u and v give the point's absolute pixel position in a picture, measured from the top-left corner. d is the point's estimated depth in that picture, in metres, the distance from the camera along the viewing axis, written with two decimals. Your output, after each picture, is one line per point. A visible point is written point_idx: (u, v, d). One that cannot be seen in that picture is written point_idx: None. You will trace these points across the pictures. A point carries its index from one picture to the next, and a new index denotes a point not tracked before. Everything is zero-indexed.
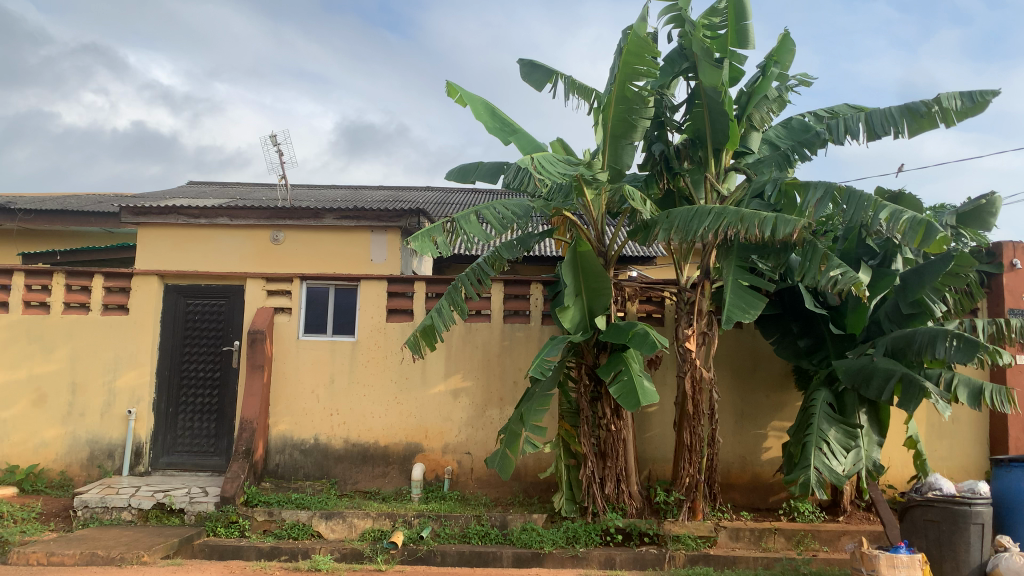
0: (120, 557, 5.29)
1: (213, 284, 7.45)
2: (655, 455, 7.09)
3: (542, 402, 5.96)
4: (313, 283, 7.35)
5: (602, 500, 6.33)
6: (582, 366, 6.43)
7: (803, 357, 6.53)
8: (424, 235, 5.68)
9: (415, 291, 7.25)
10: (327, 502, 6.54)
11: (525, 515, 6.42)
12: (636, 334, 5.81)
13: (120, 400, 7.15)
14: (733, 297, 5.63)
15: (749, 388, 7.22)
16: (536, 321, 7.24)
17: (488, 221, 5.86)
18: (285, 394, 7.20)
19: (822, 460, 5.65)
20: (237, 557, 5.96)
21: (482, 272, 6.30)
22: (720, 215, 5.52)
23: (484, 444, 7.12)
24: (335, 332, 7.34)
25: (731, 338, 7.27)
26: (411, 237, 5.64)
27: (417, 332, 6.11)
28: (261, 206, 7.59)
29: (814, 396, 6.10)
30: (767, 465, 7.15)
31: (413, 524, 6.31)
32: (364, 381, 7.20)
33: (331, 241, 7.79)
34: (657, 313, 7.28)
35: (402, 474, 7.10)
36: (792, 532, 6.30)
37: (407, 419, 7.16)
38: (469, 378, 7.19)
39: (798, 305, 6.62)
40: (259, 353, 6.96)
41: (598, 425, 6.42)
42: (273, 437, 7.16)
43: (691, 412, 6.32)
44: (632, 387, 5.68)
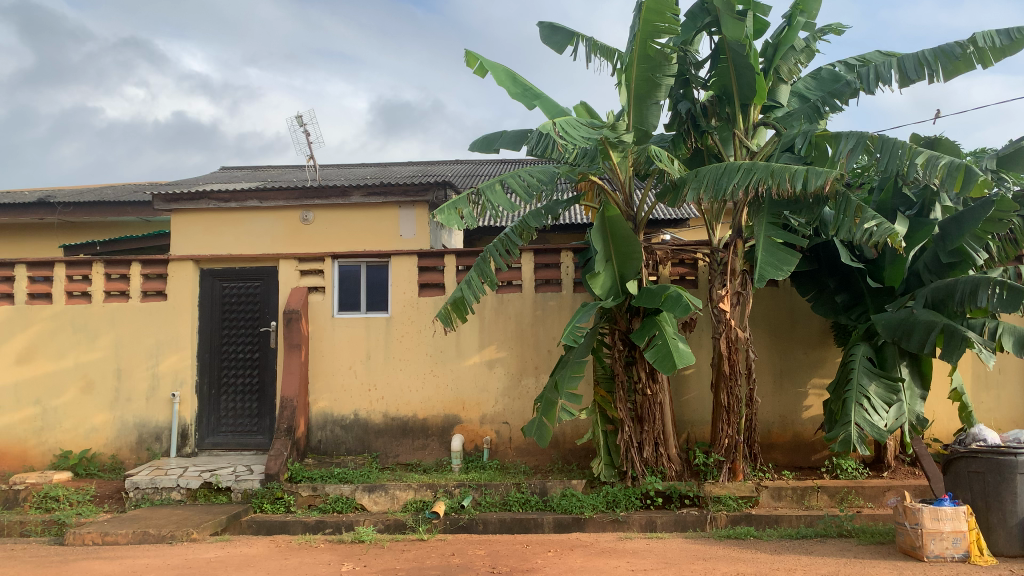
0: (171, 534, 5.39)
1: (248, 266, 7.53)
2: (694, 419, 7.05)
3: (577, 369, 5.97)
4: (344, 261, 7.39)
5: (641, 465, 6.33)
6: (615, 332, 6.40)
7: (841, 313, 6.42)
8: (450, 207, 5.63)
9: (445, 265, 7.26)
10: (369, 475, 6.65)
11: (565, 482, 6.44)
12: (669, 298, 5.75)
13: (164, 384, 7.32)
14: (764, 254, 5.48)
15: (786, 346, 7.13)
16: (568, 289, 7.20)
17: (514, 190, 5.83)
18: (323, 371, 7.30)
19: (863, 417, 5.60)
20: (283, 532, 6.11)
21: (511, 242, 6.29)
22: (749, 171, 5.44)
23: (521, 413, 7.15)
24: (369, 308, 7.40)
25: (767, 297, 7.17)
26: (437, 210, 5.58)
27: (448, 305, 6.14)
28: (290, 187, 7.60)
29: (852, 351, 6.00)
30: (808, 423, 7.07)
31: (454, 494, 6.37)
32: (400, 356, 7.26)
33: (360, 218, 7.79)
34: (690, 276, 7.18)
35: (442, 445, 7.18)
36: (835, 489, 6.24)
37: (444, 392, 7.21)
38: (503, 349, 7.21)
39: (835, 261, 6.48)
40: (296, 332, 7.05)
41: (633, 389, 6.42)
42: (314, 414, 7.27)
43: (727, 373, 6.27)
44: (667, 351, 5.65)
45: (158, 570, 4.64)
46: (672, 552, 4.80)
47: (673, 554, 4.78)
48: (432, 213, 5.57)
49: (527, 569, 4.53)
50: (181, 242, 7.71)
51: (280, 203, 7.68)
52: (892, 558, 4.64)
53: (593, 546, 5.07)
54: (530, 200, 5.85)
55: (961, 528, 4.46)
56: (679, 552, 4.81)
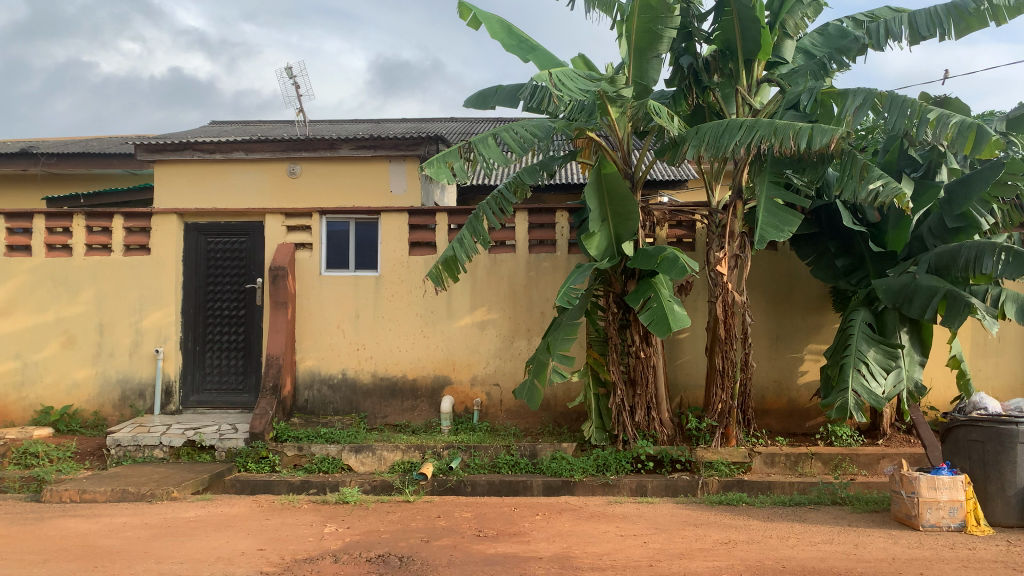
0: (150, 493, 5.26)
1: (234, 220, 7.33)
2: (687, 383, 6.93)
3: (570, 331, 5.83)
4: (332, 217, 7.20)
5: (632, 428, 6.22)
6: (609, 294, 6.24)
7: (841, 277, 6.27)
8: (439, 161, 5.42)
9: (436, 223, 7.07)
10: (356, 435, 6.53)
11: (555, 444, 6.34)
12: (665, 259, 5.59)
13: (147, 340, 7.16)
14: (765, 215, 5.25)
15: (784, 311, 6.99)
16: (562, 250, 7.03)
17: (507, 145, 5.61)
18: (310, 329, 7.14)
19: (860, 383, 5.48)
20: (268, 491, 6.01)
21: (505, 200, 6.11)
22: (751, 128, 5.23)
23: (512, 375, 7.02)
24: (358, 267, 7.22)
25: (766, 261, 7.00)
26: (425, 163, 5.37)
27: (439, 264, 5.95)
28: (276, 138, 7.33)
29: (852, 317, 5.87)
30: (803, 390, 6.97)
31: (442, 456, 6.26)
32: (389, 315, 7.10)
33: (350, 173, 7.55)
34: (688, 238, 7.00)
35: (431, 406, 7.06)
36: (830, 456, 6.15)
37: (435, 352, 7.07)
38: (495, 310, 7.05)
39: (836, 224, 6.31)
40: (282, 290, 6.87)
41: (627, 352, 6.27)
42: (300, 372, 7.13)
43: (722, 337, 6.15)
44: (662, 314, 5.50)
45: (135, 529, 4.51)
46: (663, 518, 4.69)
47: (664, 519, 4.68)
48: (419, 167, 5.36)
49: (514, 533, 4.41)
50: (165, 194, 7.48)
51: (267, 154, 7.42)
52: (887, 527, 4.54)
53: (582, 510, 4.96)
54: (523, 155, 5.63)
55: (958, 497, 4.36)
56: (671, 518, 4.70)
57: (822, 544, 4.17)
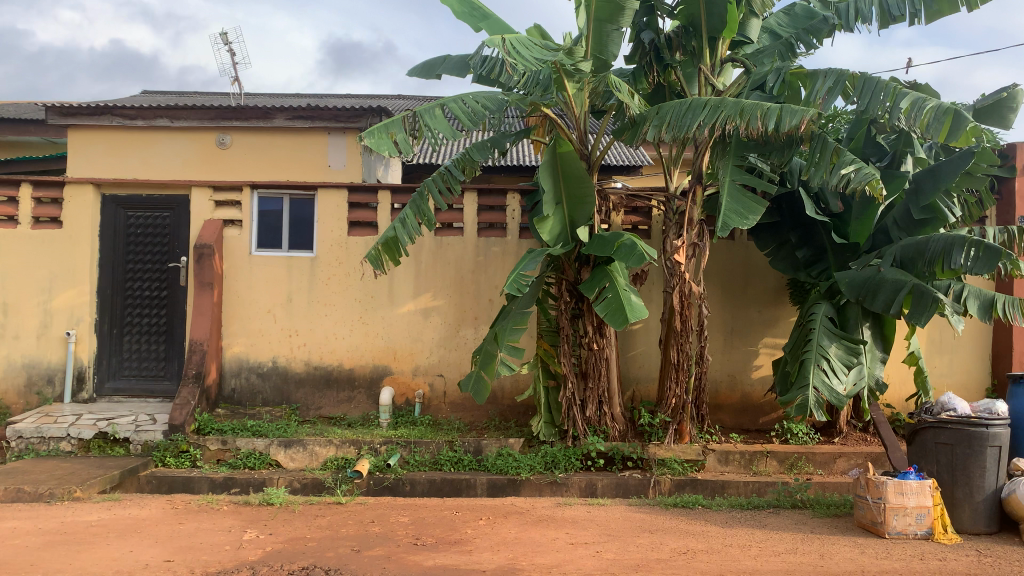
0: (49, 493, 4.70)
1: (156, 193, 6.73)
2: (639, 376, 6.63)
3: (519, 320, 5.46)
4: (265, 192, 6.67)
5: (583, 424, 5.89)
6: (562, 282, 5.86)
7: (801, 269, 6.02)
8: (379, 130, 4.95)
9: (379, 202, 6.60)
10: (286, 429, 6.07)
11: (501, 440, 5.97)
12: (623, 246, 5.23)
13: (57, 321, 6.54)
14: (729, 201, 4.88)
15: (740, 303, 6.73)
16: (513, 235, 6.63)
17: (457, 117, 5.18)
18: (239, 313, 6.62)
19: (821, 379, 5.24)
20: (187, 489, 5.52)
21: (452, 178, 5.69)
22: (716, 107, 4.89)
23: (457, 365, 6.62)
24: (292, 247, 6.71)
25: (722, 251, 6.73)
26: (365, 133, 4.91)
27: (379, 245, 5.48)
28: (204, 105, 6.67)
29: (813, 311, 5.61)
30: (758, 385, 6.73)
31: (379, 452, 5.85)
32: (325, 299, 6.62)
33: (284, 145, 6.95)
34: (643, 225, 6.68)
35: (369, 398, 6.62)
36: (785, 455, 5.93)
37: (374, 340, 6.63)
38: (440, 297, 6.63)
39: (798, 213, 6.04)
40: (208, 270, 6.34)
41: (579, 344, 5.93)
42: (227, 360, 6.61)
43: (678, 330, 5.83)
44: (617, 304, 5.16)
45: (26, 536, 3.98)
46: (615, 523, 4.37)
47: (618, 525, 4.35)
48: (357, 136, 4.89)
49: (455, 541, 4.03)
50: (80, 163, 6.81)
51: (194, 123, 6.75)
52: (850, 533, 4.30)
53: (529, 513, 4.60)
54: (473, 129, 5.21)
55: (926, 504, 4.13)
56: (624, 523, 4.37)
57: (786, 554, 3.89)
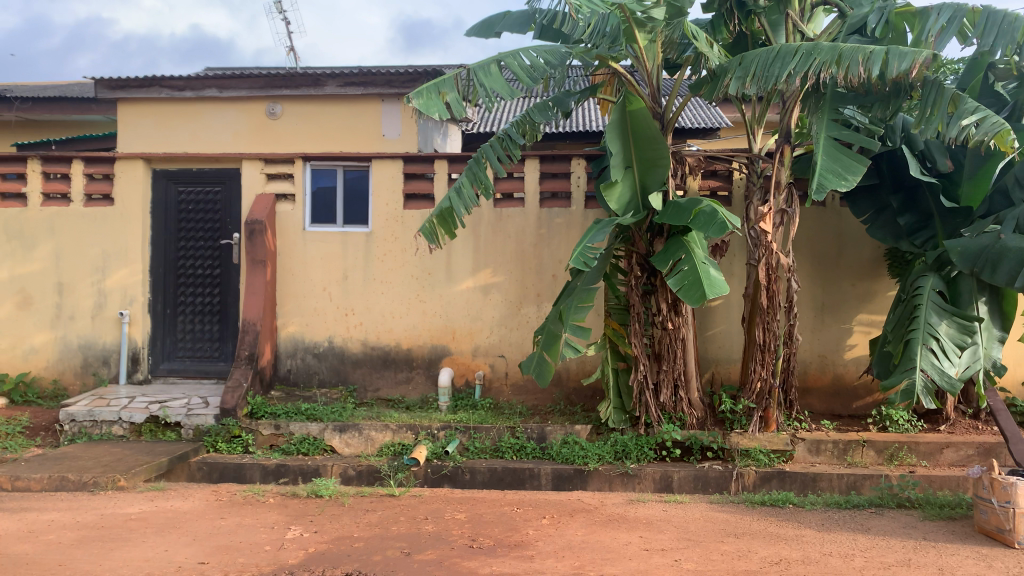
0: (92, 482, 4.51)
1: (208, 167, 6.48)
2: (718, 356, 6.10)
3: (585, 298, 4.99)
4: (318, 164, 6.34)
5: (656, 410, 5.40)
6: (632, 255, 5.35)
7: (903, 237, 5.37)
8: (429, 90, 4.49)
9: (435, 172, 6.19)
10: (342, 412, 5.77)
11: (566, 426, 5.53)
12: (701, 213, 4.72)
13: (111, 301, 6.38)
14: (825, 160, 4.24)
15: (831, 277, 6.11)
16: (578, 205, 6.14)
17: (514, 74, 4.74)
18: (292, 291, 6.34)
19: (931, 362, 4.62)
20: (239, 477, 5.30)
21: (511, 143, 5.21)
22: (809, 54, 4.29)
23: (520, 345, 6.21)
24: (347, 223, 6.37)
25: (811, 218, 6.10)
26: (413, 92, 4.44)
27: (434, 217, 5.08)
28: (252, 73, 6.27)
29: (919, 284, 4.96)
30: (851, 365, 6.13)
31: (438, 437, 5.49)
32: (382, 277, 6.28)
33: (335, 114, 6.51)
34: (723, 191, 6.13)
35: (428, 380, 6.27)
36: (884, 445, 5.34)
37: (432, 320, 6.26)
38: (500, 273, 6.21)
39: (900, 174, 5.38)
40: (260, 247, 6.06)
41: (651, 323, 5.42)
42: (281, 340, 6.35)
43: (764, 306, 5.28)
44: (696, 278, 4.64)
45: (61, 531, 3.74)
46: (695, 525, 3.90)
47: (698, 527, 3.87)
48: (405, 96, 4.42)
49: (515, 544, 3.62)
50: (129, 138, 6.55)
51: (243, 92, 6.38)
52: (972, 541, 3.72)
53: (597, 511, 4.17)
54: (533, 87, 4.76)
55: None
56: (706, 526, 3.89)
57: (897, 568, 3.36)
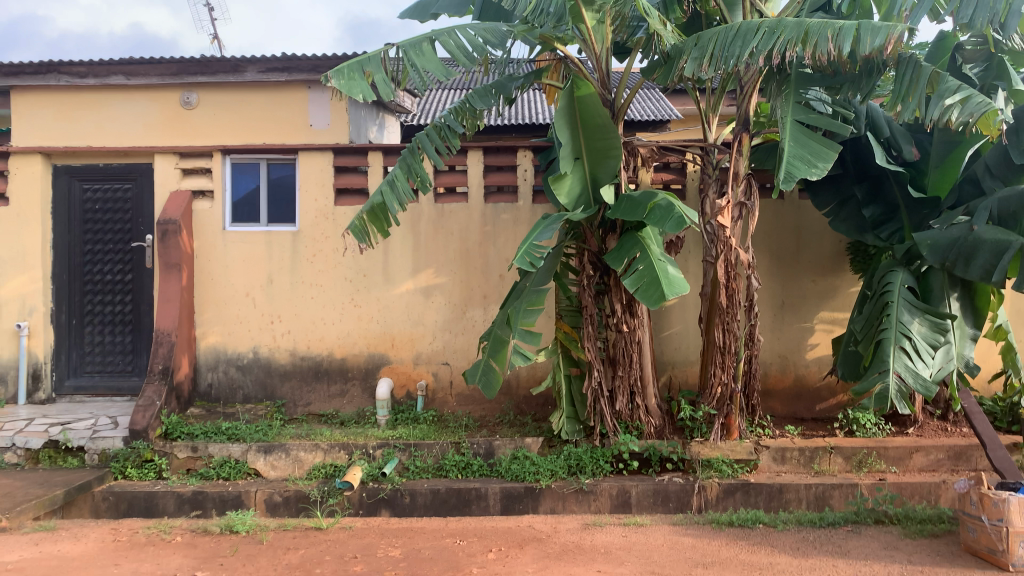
0: None
1: (115, 162, 5.86)
2: (675, 359, 5.73)
3: (534, 300, 4.55)
4: (239, 158, 5.78)
5: (612, 419, 5.00)
6: (583, 253, 4.93)
7: (868, 230, 5.06)
8: (351, 68, 3.98)
9: (369, 165, 5.68)
10: (267, 431, 5.23)
11: (516, 440, 5.09)
12: (657, 207, 4.31)
13: (7, 312, 5.72)
14: (792, 146, 3.88)
15: (791, 273, 5.79)
16: (525, 199, 5.69)
17: (450, 54, 4.26)
18: (213, 297, 5.77)
19: (904, 364, 4.31)
20: (150, 507, 4.73)
21: (450, 132, 4.75)
22: (773, 31, 3.90)
23: (464, 352, 5.75)
24: (272, 222, 5.84)
25: (770, 211, 5.77)
26: (332, 72, 3.92)
27: (364, 214, 4.58)
28: (162, 57, 5.66)
29: (888, 280, 4.65)
30: (813, 366, 5.82)
31: (375, 457, 5.00)
32: (311, 279, 5.75)
33: (258, 103, 5.92)
34: (678, 183, 5.76)
35: (365, 392, 5.78)
36: (852, 451, 5.04)
37: (368, 326, 5.76)
38: (443, 274, 5.74)
39: (865, 163, 5.06)
40: (174, 249, 5.48)
41: (605, 325, 5.02)
42: (201, 351, 5.77)
43: (723, 306, 4.91)
44: (652, 278, 4.24)
45: None
46: (658, 555, 3.50)
47: (662, 557, 3.48)
48: (323, 74, 3.91)
49: None
50: (24, 130, 5.87)
51: (152, 79, 5.75)
52: (960, 564, 3.41)
53: (549, 541, 3.76)
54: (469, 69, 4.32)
55: None
56: (670, 555, 3.51)
57: None
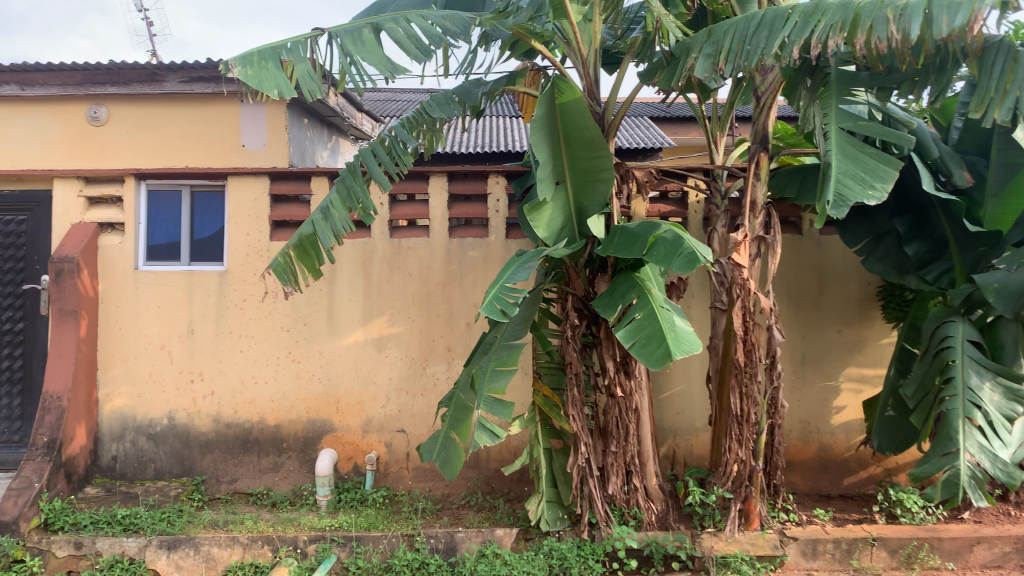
0: None
1: (8, 189, 4.90)
2: (678, 425, 4.78)
3: (507, 358, 3.59)
4: (156, 185, 4.84)
5: (603, 506, 4.02)
6: (566, 298, 3.99)
7: (912, 271, 4.17)
8: (263, 56, 3.09)
9: (311, 193, 4.76)
10: (176, 519, 4.21)
11: (485, 532, 4.10)
12: (660, 242, 3.38)
13: None
14: (843, 164, 3.12)
15: (813, 323, 4.88)
16: (497, 233, 4.77)
17: (399, 44, 3.40)
18: (120, 351, 4.77)
19: (977, 441, 3.40)
20: None
21: (401, 148, 3.83)
22: (811, 15, 3.04)
23: (424, 417, 4.77)
24: (195, 260, 4.87)
25: (787, 249, 4.89)
26: (235, 59, 3.01)
27: (290, 248, 3.67)
28: (65, 64, 4.76)
29: (946, 333, 3.73)
30: (840, 433, 4.88)
31: (307, 555, 4.01)
32: (239, 330, 4.77)
33: (181, 119, 5.01)
34: (678, 216, 4.87)
35: (303, 467, 4.77)
36: (899, 543, 4.07)
37: (308, 385, 4.77)
38: (399, 322, 4.78)
39: (906, 192, 4.19)
40: (70, 293, 4.50)
41: (594, 386, 4.06)
42: (105, 417, 4.76)
43: (740, 364, 3.95)
44: (654, 331, 3.29)
45: None
46: None
47: None
48: (223, 63, 3.01)
49: None
50: None
51: (52, 89, 4.88)
52: None
53: None
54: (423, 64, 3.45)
55: None
56: None
57: None
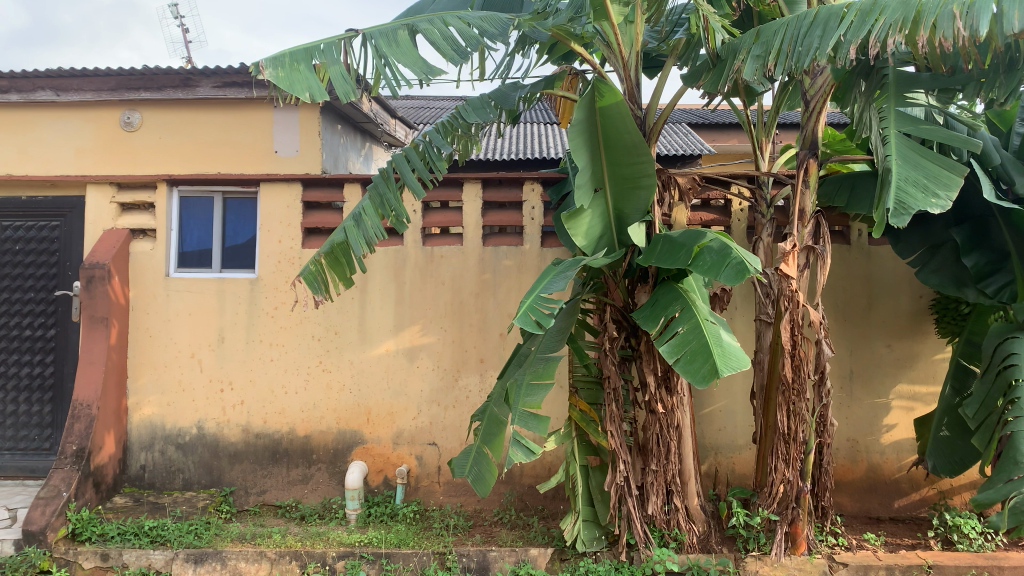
0: None
1: (43, 195, 4.89)
2: (719, 442, 4.60)
3: (544, 371, 3.44)
4: (189, 191, 4.79)
5: (643, 527, 3.85)
6: (604, 309, 3.83)
7: (970, 284, 3.95)
8: (295, 57, 3.01)
9: (344, 200, 4.68)
10: (203, 531, 4.13)
11: (519, 552, 3.96)
12: (706, 251, 3.22)
13: None
14: (903, 168, 2.93)
15: (862, 337, 4.67)
16: (533, 241, 4.64)
17: (435, 46, 3.30)
18: (151, 359, 4.71)
19: None
20: None
21: (436, 154, 3.71)
22: (869, 14, 2.86)
23: (456, 430, 4.64)
24: (226, 268, 4.81)
25: (834, 260, 4.69)
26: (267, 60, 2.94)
27: (322, 256, 3.59)
28: (99, 70, 4.74)
29: (1011, 349, 3.50)
30: (890, 453, 4.66)
31: (335, 571, 3.91)
32: (270, 339, 4.69)
33: (214, 124, 4.97)
34: (721, 225, 4.70)
35: (333, 479, 4.66)
36: (956, 571, 3.85)
37: (338, 396, 4.67)
38: (432, 332, 4.66)
39: (964, 200, 3.98)
40: (101, 299, 4.45)
41: (633, 402, 3.89)
42: (135, 426, 4.71)
43: (787, 380, 3.75)
44: (700, 346, 3.13)
45: None
46: None
47: None
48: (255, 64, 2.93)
49: None
50: None
51: (87, 95, 4.86)
52: None
53: None
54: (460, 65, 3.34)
55: None
56: None
57: None
